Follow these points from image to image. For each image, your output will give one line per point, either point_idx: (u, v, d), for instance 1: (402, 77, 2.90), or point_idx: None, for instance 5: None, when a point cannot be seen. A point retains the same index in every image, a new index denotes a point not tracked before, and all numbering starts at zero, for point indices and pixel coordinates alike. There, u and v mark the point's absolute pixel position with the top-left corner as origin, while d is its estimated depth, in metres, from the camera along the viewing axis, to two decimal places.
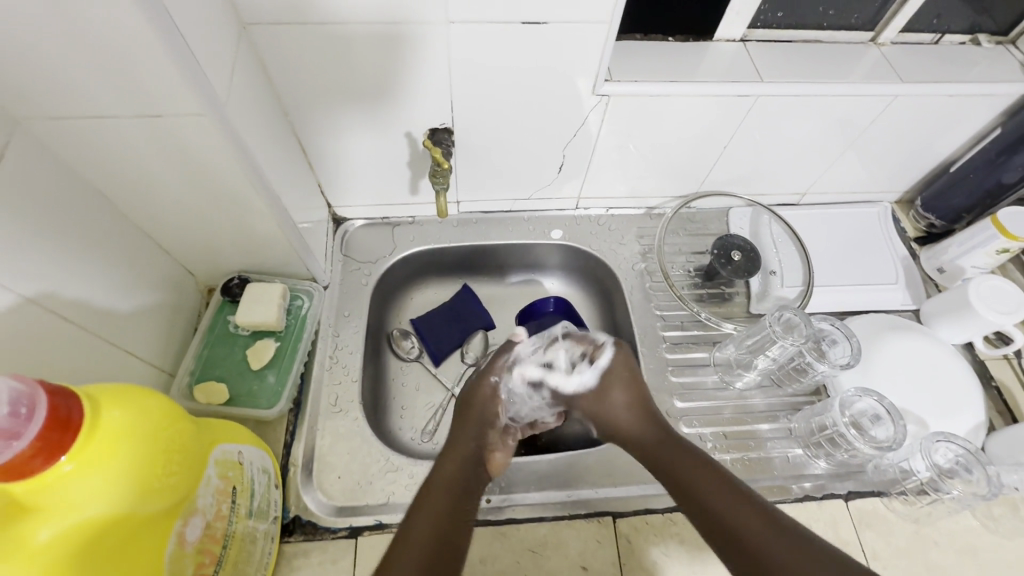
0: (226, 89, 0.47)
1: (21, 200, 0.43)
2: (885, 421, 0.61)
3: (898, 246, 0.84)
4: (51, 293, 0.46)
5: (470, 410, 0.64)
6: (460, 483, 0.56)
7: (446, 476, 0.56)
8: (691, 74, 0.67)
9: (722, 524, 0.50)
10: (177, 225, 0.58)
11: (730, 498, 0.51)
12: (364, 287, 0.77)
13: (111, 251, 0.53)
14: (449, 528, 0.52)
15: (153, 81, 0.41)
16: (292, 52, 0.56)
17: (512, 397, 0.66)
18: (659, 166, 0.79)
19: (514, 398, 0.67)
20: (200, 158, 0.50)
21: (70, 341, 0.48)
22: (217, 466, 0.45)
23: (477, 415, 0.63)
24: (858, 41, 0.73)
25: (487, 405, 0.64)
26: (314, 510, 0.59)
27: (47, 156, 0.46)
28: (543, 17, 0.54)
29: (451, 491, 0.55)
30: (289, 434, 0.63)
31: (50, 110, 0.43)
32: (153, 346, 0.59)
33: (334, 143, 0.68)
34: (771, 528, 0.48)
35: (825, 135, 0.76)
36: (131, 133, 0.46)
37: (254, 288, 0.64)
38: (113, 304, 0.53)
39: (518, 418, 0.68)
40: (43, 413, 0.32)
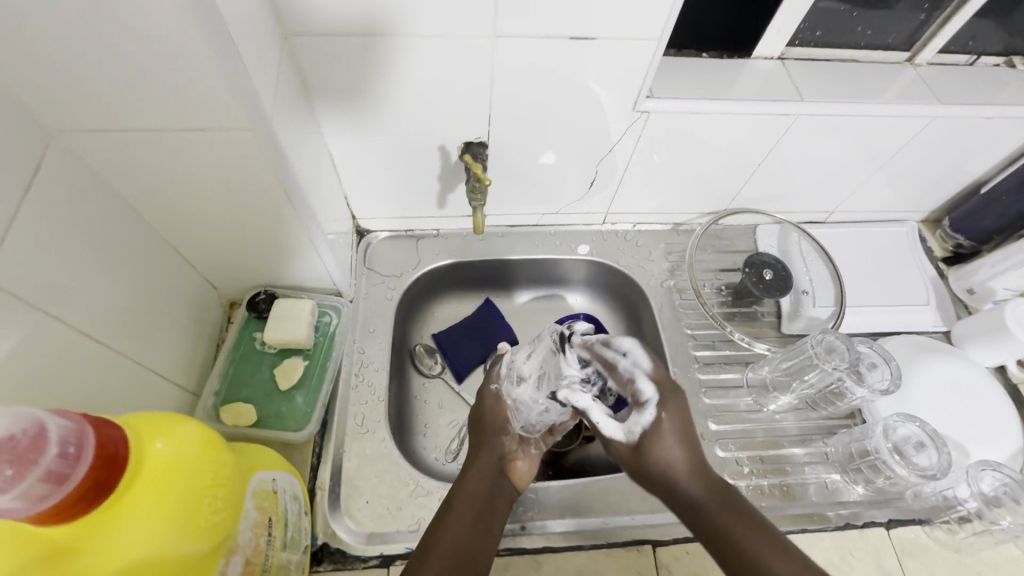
0: (271, 101, 0.46)
1: (55, 215, 0.41)
2: (929, 448, 0.60)
3: (926, 266, 0.84)
4: (81, 312, 0.44)
5: (483, 421, 0.61)
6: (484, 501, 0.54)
7: (468, 493, 0.54)
8: (730, 91, 0.66)
9: (737, 557, 0.44)
10: (206, 239, 0.56)
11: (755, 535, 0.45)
12: (388, 301, 0.75)
13: (140, 267, 0.51)
14: (473, 548, 0.49)
15: (202, 94, 0.40)
16: (330, 63, 0.54)
17: (519, 404, 0.60)
18: (691, 183, 0.78)
19: (522, 406, 0.60)
20: (238, 172, 0.48)
21: (99, 362, 0.45)
22: (254, 497, 0.43)
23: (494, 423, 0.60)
24: (894, 61, 0.72)
25: (496, 413, 0.60)
26: (343, 538, 0.57)
27: (81, 169, 0.44)
28: (590, 32, 0.53)
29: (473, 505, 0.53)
30: (316, 456, 0.61)
31: (89, 121, 0.41)
32: (177, 365, 0.57)
33: (363, 155, 0.66)
34: (785, 558, 0.43)
35: (859, 155, 0.75)
36: (168, 147, 0.44)
37: (283, 305, 0.62)
38: (140, 323, 0.51)
39: (530, 429, 0.62)
40: (91, 451, 0.29)
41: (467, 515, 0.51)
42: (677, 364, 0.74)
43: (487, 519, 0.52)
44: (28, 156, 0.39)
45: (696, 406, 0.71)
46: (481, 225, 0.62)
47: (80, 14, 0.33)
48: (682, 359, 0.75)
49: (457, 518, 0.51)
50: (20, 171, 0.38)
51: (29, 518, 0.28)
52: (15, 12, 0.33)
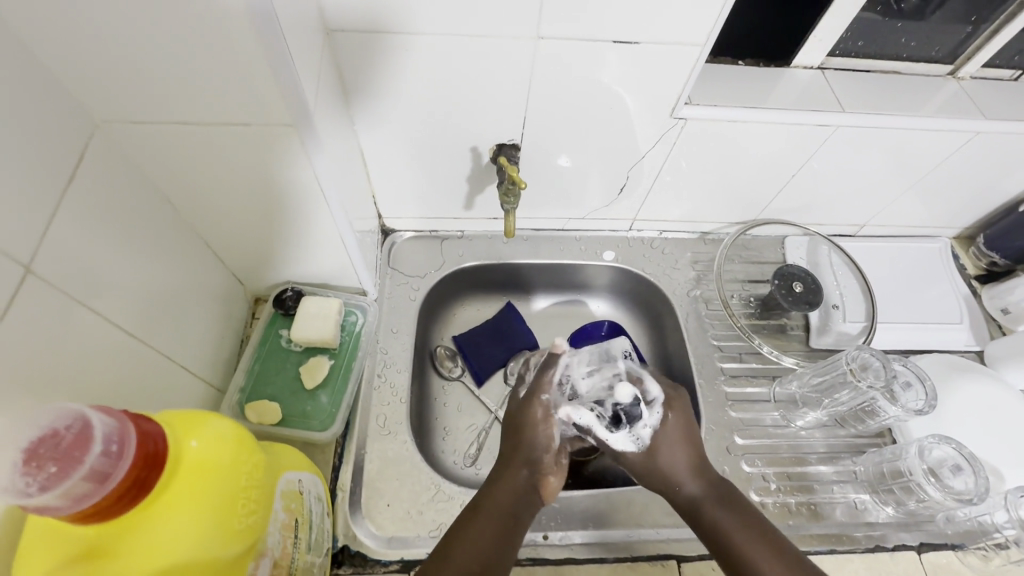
0: (313, 97, 0.45)
1: (94, 206, 0.40)
2: (966, 472, 0.58)
3: (959, 283, 0.82)
4: (116, 305, 0.43)
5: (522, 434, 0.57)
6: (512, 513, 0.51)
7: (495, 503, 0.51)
8: (770, 100, 0.65)
9: (728, 547, 0.50)
10: (238, 234, 0.56)
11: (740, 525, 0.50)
12: (411, 302, 0.75)
13: (173, 261, 0.51)
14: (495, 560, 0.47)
15: (249, 89, 0.39)
16: (368, 60, 0.53)
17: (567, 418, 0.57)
18: (722, 192, 0.76)
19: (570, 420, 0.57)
20: (275, 168, 0.47)
21: (133, 356, 0.45)
22: (282, 499, 0.42)
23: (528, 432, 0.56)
24: (937, 74, 0.71)
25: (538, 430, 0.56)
26: (364, 541, 0.56)
27: (121, 160, 0.43)
28: (635, 37, 0.52)
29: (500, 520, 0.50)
30: (338, 456, 0.60)
31: (133, 113, 0.40)
32: (204, 360, 0.56)
33: (394, 154, 0.66)
34: (768, 547, 0.49)
35: (897, 168, 0.73)
36: (209, 140, 0.44)
37: (309, 303, 0.61)
38: (171, 317, 0.51)
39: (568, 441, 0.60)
40: (134, 450, 0.29)
41: (492, 527, 0.49)
42: (703, 376, 0.73)
43: (511, 531, 0.50)
44: (72, 145, 0.38)
45: (722, 419, 0.70)
46: (512, 229, 0.61)
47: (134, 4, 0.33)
48: (708, 370, 0.73)
49: (482, 526, 0.49)
50: (64, 161, 0.37)
51: (70, 515, 0.27)
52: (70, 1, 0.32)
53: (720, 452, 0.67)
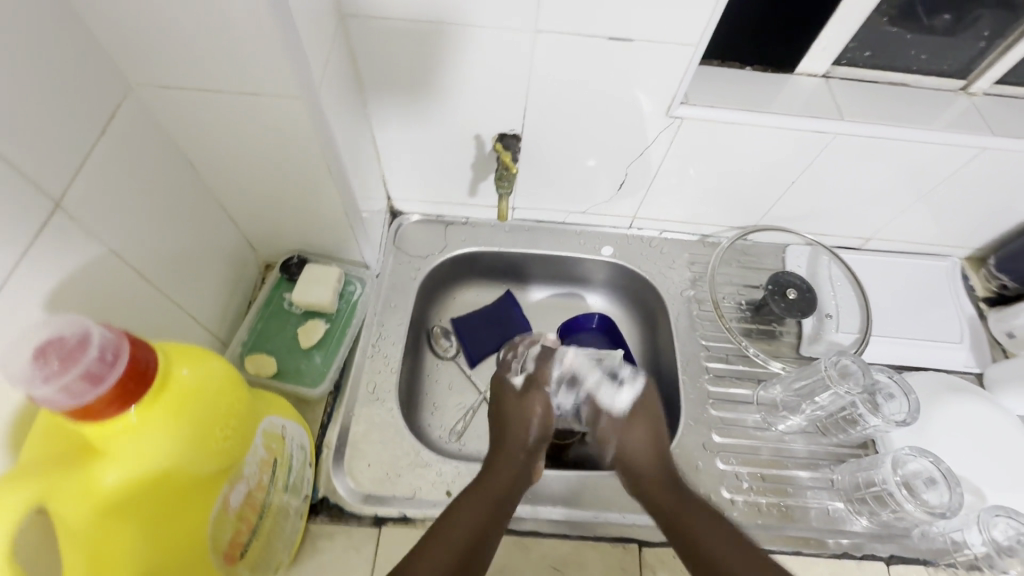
0: (321, 74, 0.49)
1: (122, 159, 0.45)
2: (940, 486, 0.58)
3: (964, 303, 0.80)
4: (136, 252, 0.48)
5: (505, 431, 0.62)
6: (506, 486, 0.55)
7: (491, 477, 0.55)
8: (770, 105, 0.66)
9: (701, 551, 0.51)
10: (252, 200, 0.60)
11: (715, 532, 0.52)
12: (412, 281, 0.78)
13: (191, 218, 0.55)
14: (486, 532, 0.50)
15: (262, 62, 0.44)
16: (379, 46, 0.58)
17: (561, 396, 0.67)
18: (722, 195, 0.77)
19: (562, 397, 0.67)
20: (285, 138, 0.52)
21: (147, 299, 0.50)
22: (263, 437, 0.46)
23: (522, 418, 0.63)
24: (947, 89, 0.70)
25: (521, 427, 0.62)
26: (342, 494, 0.60)
27: (150, 122, 0.48)
28: (630, 34, 0.55)
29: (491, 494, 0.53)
30: (326, 415, 0.65)
31: (162, 78, 0.45)
32: (213, 314, 0.61)
33: (403, 138, 0.70)
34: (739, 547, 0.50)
35: (902, 182, 0.73)
36: (228, 107, 0.48)
37: (312, 269, 0.66)
38: (186, 270, 0.55)
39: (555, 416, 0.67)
40: (126, 360, 0.33)
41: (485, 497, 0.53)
42: (687, 373, 0.74)
43: (502, 503, 0.53)
44: (106, 103, 0.43)
45: (701, 417, 0.71)
46: (504, 212, 0.65)
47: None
48: (693, 369, 0.74)
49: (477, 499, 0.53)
50: (97, 116, 0.42)
51: (70, 409, 0.31)
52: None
53: (696, 447, 0.68)
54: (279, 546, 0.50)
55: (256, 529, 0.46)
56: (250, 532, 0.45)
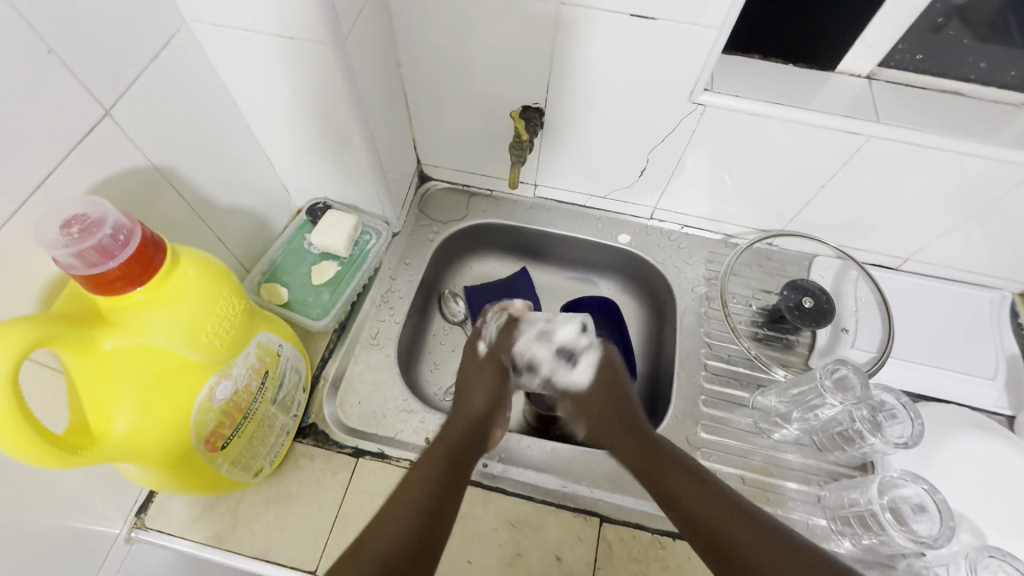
0: (351, 26, 0.53)
1: (169, 85, 0.51)
2: (930, 515, 0.54)
3: (1007, 341, 0.74)
4: (175, 171, 0.54)
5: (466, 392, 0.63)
6: (456, 453, 0.54)
7: (447, 440, 0.55)
8: (802, 101, 0.64)
9: (714, 537, 0.46)
10: (285, 142, 0.66)
11: (714, 504, 0.48)
12: (429, 242, 0.82)
13: (228, 150, 0.61)
14: (446, 492, 0.49)
15: (295, 8, 0.48)
16: (417, 10, 0.61)
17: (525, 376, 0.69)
18: (747, 193, 0.76)
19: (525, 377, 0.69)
20: (316, 84, 0.56)
21: (180, 216, 0.56)
22: (257, 347, 0.51)
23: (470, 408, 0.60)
24: (1009, 103, 0.65)
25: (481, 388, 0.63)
26: (329, 423, 0.64)
27: (199, 57, 0.54)
28: (653, 12, 0.55)
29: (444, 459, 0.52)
30: (328, 350, 0.69)
31: (212, 17, 0.51)
32: (240, 243, 0.67)
33: (433, 103, 0.73)
34: (748, 524, 0.46)
35: (945, 198, 0.68)
36: (266, 49, 0.53)
37: (333, 215, 0.70)
38: (219, 197, 0.61)
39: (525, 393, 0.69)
40: (136, 244, 0.38)
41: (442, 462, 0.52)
42: (684, 368, 0.73)
43: (459, 469, 0.52)
44: (161, 33, 0.49)
45: (691, 411, 0.70)
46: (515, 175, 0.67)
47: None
48: (691, 364, 0.73)
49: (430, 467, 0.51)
50: (151, 43, 0.48)
51: (85, 277, 0.37)
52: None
53: (679, 440, 0.68)
54: (262, 453, 0.55)
55: (239, 428, 0.50)
56: (233, 430, 0.50)
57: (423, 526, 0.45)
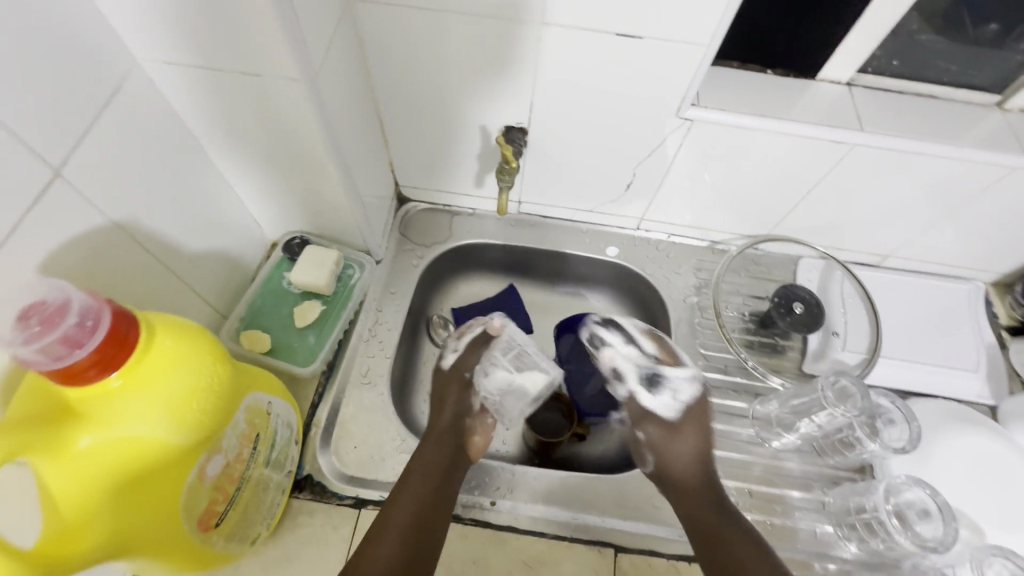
0: (321, 58, 0.50)
1: (125, 132, 0.46)
2: (934, 518, 0.56)
3: (985, 330, 0.77)
4: (137, 224, 0.49)
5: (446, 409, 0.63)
6: (434, 476, 0.56)
7: (425, 462, 0.57)
8: (785, 111, 0.64)
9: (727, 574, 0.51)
10: (254, 178, 0.61)
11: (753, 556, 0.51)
12: (414, 268, 0.79)
13: (195, 195, 0.57)
14: (426, 526, 0.52)
15: (259, 44, 0.44)
16: (390, 33, 0.58)
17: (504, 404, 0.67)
18: (732, 202, 0.75)
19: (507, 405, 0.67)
20: (287, 118, 0.52)
21: (147, 272, 0.51)
22: (246, 411, 0.47)
23: (455, 404, 0.63)
24: (980, 103, 0.66)
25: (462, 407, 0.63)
26: (326, 473, 0.61)
27: (154, 95, 0.50)
28: (638, 31, 0.54)
29: (427, 484, 0.55)
30: (317, 394, 0.66)
31: (168, 55, 0.46)
32: (213, 288, 0.63)
33: (409, 126, 0.70)
34: None
35: (924, 200, 0.70)
36: (230, 86, 0.49)
37: (312, 251, 0.67)
38: (186, 244, 0.57)
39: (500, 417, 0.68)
40: (106, 329, 0.35)
41: (426, 489, 0.54)
42: None
43: (442, 494, 0.55)
44: (109, 75, 0.44)
45: None
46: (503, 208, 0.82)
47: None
48: None
49: (417, 489, 0.54)
50: (100, 89, 0.43)
51: (52, 371, 0.34)
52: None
53: None
54: (259, 518, 0.52)
55: (233, 499, 0.47)
56: (228, 502, 0.46)
57: (412, 550, 0.50)
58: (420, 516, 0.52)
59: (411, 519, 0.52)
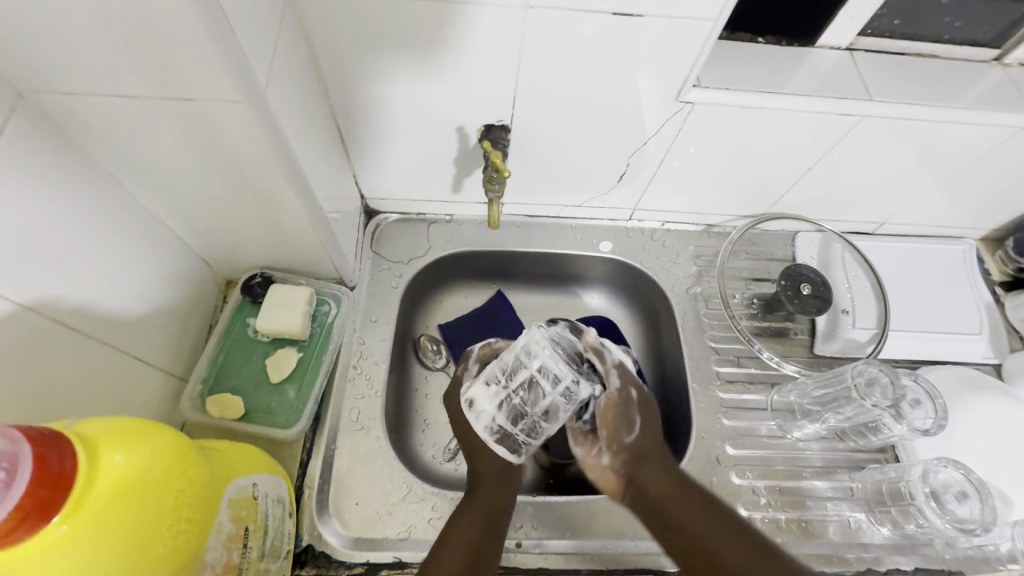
0: (267, 72, 0.41)
1: (20, 189, 0.37)
2: (972, 499, 0.55)
3: (982, 288, 0.77)
4: (55, 299, 0.40)
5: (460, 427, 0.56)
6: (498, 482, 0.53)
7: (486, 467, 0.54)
8: (788, 84, 0.58)
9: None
10: (197, 215, 0.52)
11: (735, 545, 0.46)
12: (394, 289, 0.71)
13: (125, 245, 0.47)
14: (490, 531, 0.50)
15: (187, 63, 0.35)
16: (342, 28, 0.49)
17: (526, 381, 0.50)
18: (730, 184, 0.71)
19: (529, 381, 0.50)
20: (229, 146, 0.43)
21: (77, 353, 0.42)
22: (230, 509, 0.40)
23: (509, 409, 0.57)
24: (979, 60, 0.63)
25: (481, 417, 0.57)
26: (330, 541, 0.54)
27: (53, 134, 0.40)
28: (639, 9, 0.47)
29: (493, 490, 0.53)
30: (306, 452, 0.58)
31: (65, 84, 0.37)
32: (164, 349, 0.53)
33: (374, 132, 0.61)
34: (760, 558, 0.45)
35: (926, 165, 0.67)
36: (151, 115, 0.40)
37: (278, 292, 0.59)
38: (122, 307, 0.47)
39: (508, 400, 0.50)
40: (27, 475, 0.27)
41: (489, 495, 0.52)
42: (697, 380, 0.69)
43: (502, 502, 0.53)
44: None
45: (714, 427, 0.66)
46: (497, 223, 0.64)
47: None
48: (703, 374, 0.70)
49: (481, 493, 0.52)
50: None
51: None
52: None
53: (709, 461, 0.64)
54: None
55: None
56: None
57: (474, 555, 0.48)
58: (484, 523, 0.50)
59: (468, 552, 0.48)
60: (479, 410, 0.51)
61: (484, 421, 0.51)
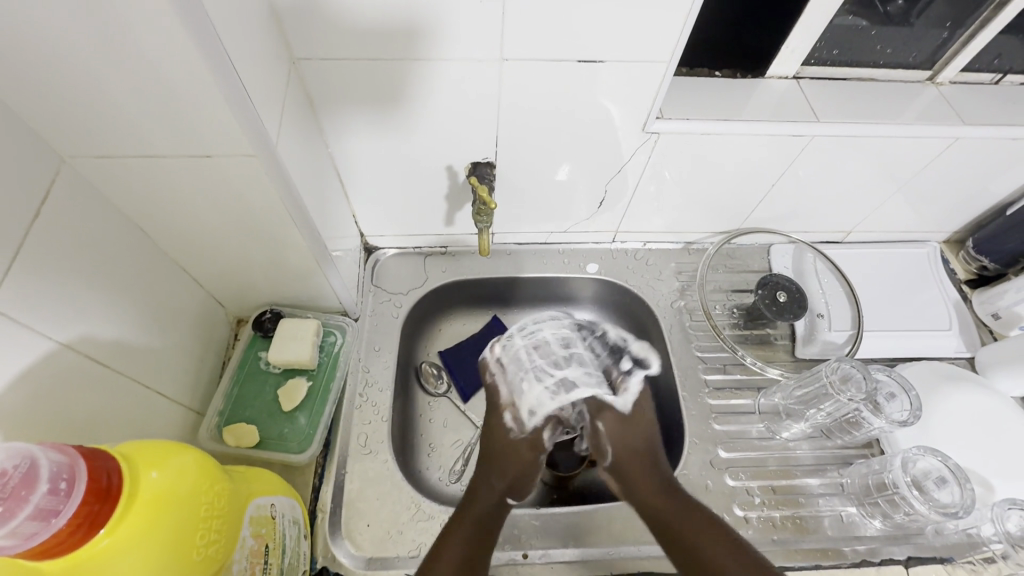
0: (277, 129, 0.46)
1: (62, 241, 0.41)
2: (951, 484, 0.57)
3: (949, 288, 0.81)
4: (89, 338, 0.44)
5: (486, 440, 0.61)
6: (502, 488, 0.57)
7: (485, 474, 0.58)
8: (743, 111, 0.64)
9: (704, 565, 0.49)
10: (210, 259, 0.57)
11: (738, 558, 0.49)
12: (394, 320, 0.75)
13: (149, 288, 0.52)
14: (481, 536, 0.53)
15: (208, 125, 0.41)
16: (339, 86, 0.55)
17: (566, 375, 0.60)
18: (702, 203, 0.76)
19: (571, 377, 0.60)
20: (244, 195, 0.48)
21: (109, 388, 0.46)
22: (252, 525, 0.43)
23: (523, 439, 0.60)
24: (914, 80, 0.70)
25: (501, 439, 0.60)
26: (343, 563, 0.56)
27: (89, 192, 0.45)
28: (599, 54, 0.54)
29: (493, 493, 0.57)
30: (318, 477, 0.61)
31: (102, 148, 0.42)
32: (182, 384, 0.57)
33: (371, 176, 0.66)
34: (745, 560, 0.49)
35: (880, 178, 0.72)
36: (177, 172, 0.45)
37: (288, 325, 0.64)
38: (146, 345, 0.51)
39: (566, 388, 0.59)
40: (83, 485, 0.31)
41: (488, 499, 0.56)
42: (687, 388, 0.73)
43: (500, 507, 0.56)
44: (36, 182, 0.40)
45: (706, 433, 0.69)
46: (485, 249, 0.69)
47: (79, 34, 0.34)
48: (692, 382, 0.73)
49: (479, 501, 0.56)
50: (27, 199, 0.39)
51: (24, 551, 0.29)
52: (17, 34, 0.33)
53: (703, 466, 0.67)
54: None
55: None
56: None
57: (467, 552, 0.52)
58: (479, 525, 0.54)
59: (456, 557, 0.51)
60: (534, 365, 0.60)
61: (541, 402, 0.59)
